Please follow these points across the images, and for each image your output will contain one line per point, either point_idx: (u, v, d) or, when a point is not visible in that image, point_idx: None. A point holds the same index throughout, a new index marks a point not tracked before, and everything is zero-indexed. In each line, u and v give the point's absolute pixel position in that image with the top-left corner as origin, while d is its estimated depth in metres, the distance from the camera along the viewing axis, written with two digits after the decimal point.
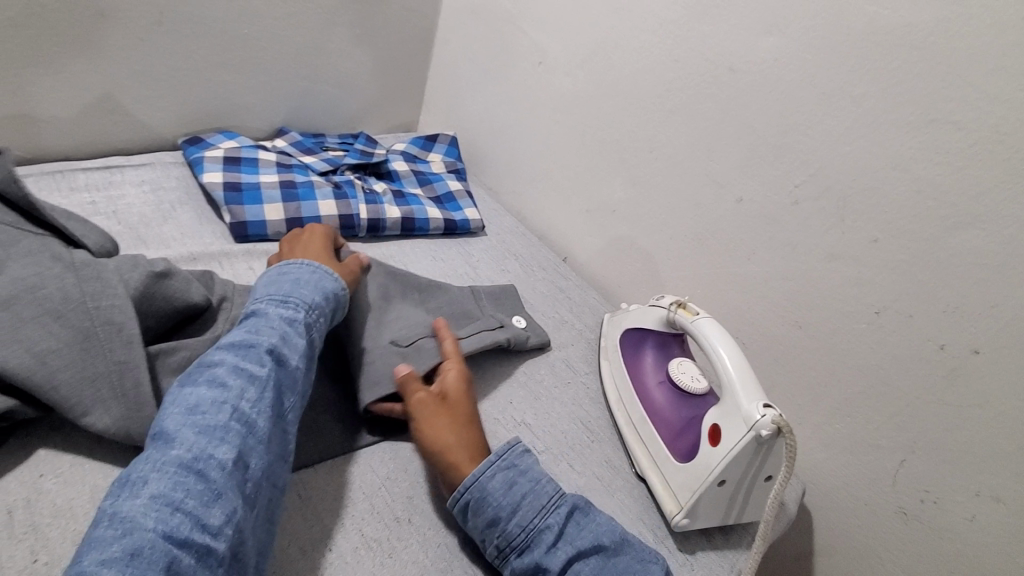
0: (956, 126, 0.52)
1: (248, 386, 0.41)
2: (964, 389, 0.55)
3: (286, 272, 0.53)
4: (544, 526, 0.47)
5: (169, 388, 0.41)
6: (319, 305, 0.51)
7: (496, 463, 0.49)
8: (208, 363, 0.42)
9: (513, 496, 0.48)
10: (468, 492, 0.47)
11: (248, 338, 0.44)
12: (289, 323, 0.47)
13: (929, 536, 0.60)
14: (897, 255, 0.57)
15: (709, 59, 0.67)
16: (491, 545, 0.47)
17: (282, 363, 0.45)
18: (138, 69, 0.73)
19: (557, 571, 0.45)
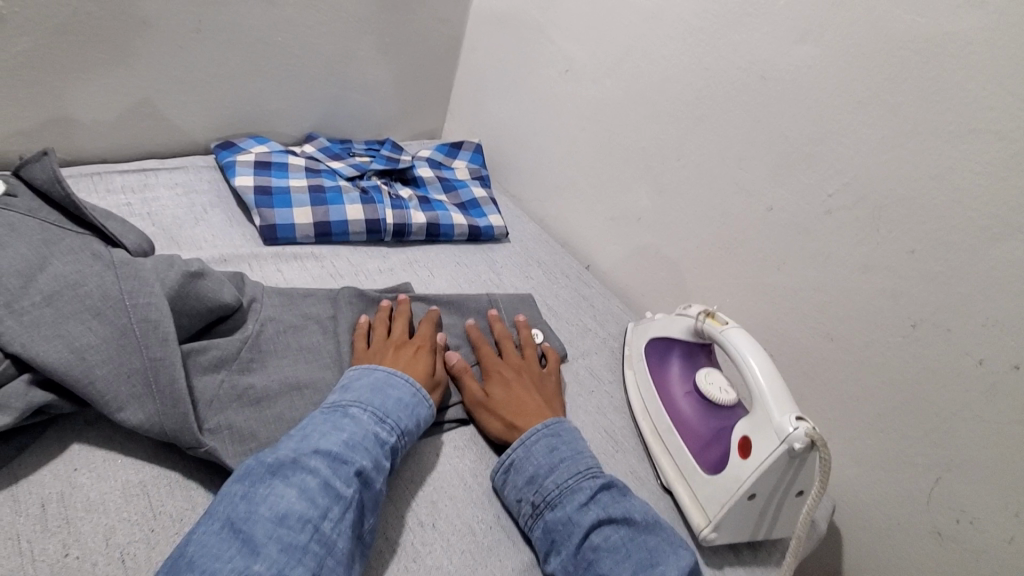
0: (1000, 135, 0.50)
1: (334, 506, 0.42)
2: (1006, 406, 0.53)
3: (392, 384, 0.53)
4: (577, 487, 0.51)
5: (259, 480, 0.42)
6: (410, 431, 0.51)
7: (541, 432, 0.55)
8: (304, 468, 0.43)
9: (553, 458, 0.53)
10: (514, 451, 0.54)
11: (344, 452, 0.45)
12: (381, 446, 0.48)
13: (968, 558, 0.58)
14: (935, 267, 0.55)
15: (741, 67, 0.66)
16: (527, 503, 0.51)
17: (367, 486, 0.45)
18: (176, 75, 0.76)
19: (586, 526, 0.48)
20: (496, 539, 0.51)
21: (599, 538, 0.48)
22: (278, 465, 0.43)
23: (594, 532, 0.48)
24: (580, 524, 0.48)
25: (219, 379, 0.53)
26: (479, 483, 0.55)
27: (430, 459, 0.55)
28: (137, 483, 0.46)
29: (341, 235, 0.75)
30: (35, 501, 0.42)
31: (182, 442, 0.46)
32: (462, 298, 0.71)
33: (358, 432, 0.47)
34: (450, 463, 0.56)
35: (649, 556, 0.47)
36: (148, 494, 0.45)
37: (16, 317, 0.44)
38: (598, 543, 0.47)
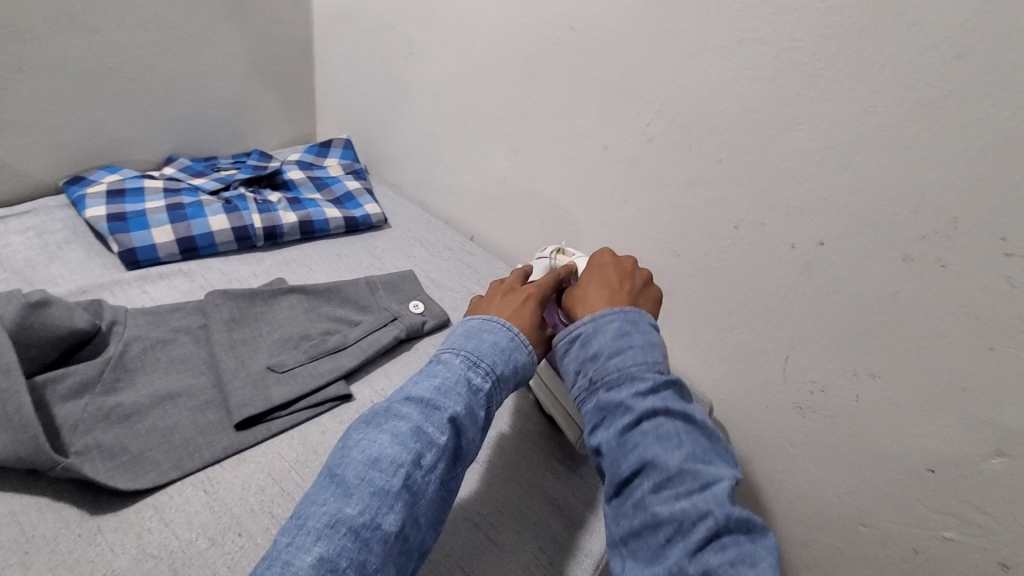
0: (761, 42, 0.56)
1: (426, 452, 0.45)
2: (820, 278, 0.60)
3: (488, 330, 0.55)
4: (640, 374, 0.49)
5: (359, 430, 0.46)
6: (506, 376, 0.53)
7: (619, 315, 0.53)
8: (397, 415, 0.47)
9: (621, 343, 0.51)
10: (582, 325, 0.54)
11: (436, 399, 0.48)
12: (473, 392, 0.50)
13: (824, 421, 0.66)
14: (740, 170, 0.62)
15: (552, 21, 0.70)
16: (585, 377, 0.51)
17: (459, 433, 0.48)
18: (5, 118, 0.73)
19: (641, 412, 0.47)
20: None
21: (652, 426, 0.47)
22: (374, 415, 0.47)
23: (648, 420, 0.47)
24: (635, 409, 0.47)
25: (81, 404, 0.52)
26: None
27: (316, 439, 0.57)
28: (6, 515, 0.46)
29: (209, 247, 0.75)
30: None
31: (40, 465, 0.46)
32: (340, 285, 0.73)
33: (451, 379, 0.50)
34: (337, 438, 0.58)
35: (700, 452, 0.46)
36: (17, 522, 0.45)
37: None
38: (649, 430, 0.46)
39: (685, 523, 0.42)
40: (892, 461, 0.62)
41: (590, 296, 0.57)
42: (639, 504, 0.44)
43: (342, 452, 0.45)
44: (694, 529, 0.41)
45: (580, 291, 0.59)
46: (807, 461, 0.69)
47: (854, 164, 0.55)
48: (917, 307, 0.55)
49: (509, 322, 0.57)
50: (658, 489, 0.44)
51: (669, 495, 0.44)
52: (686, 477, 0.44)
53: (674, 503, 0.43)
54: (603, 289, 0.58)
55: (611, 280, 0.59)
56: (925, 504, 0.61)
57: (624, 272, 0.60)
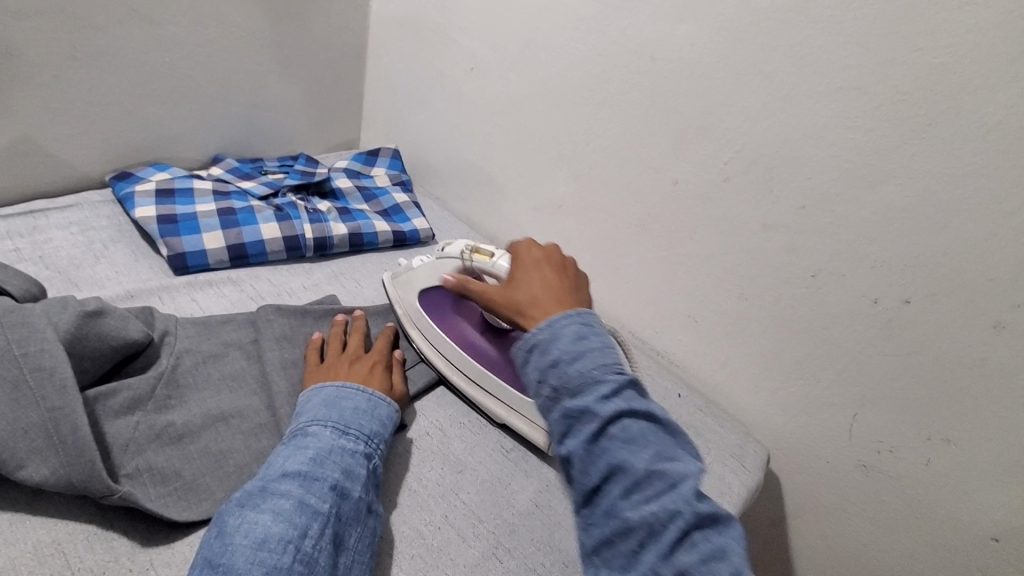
0: (862, 91, 0.54)
1: (311, 524, 0.42)
2: (900, 337, 0.58)
3: (345, 396, 0.54)
4: (603, 377, 0.44)
5: (232, 511, 0.42)
6: (377, 436, 0.53)
7: (574, 317, 0.48)
8: (275, 492, 0.43)
9: (580, 345, 0.46)
10: (538, 330, 0.48)
11: (314, 469, 0.46)
12: (350, 456, 0.49)
13: (888, 482, 0.63)
14: (825, 220, 0.60)
15: (632, 49, 0.68)
16: (547, 385, 0.45)
17: (343, 497, 0.46)
18: (55, 107, 0.70)
19: (607, 418, 0.42)
20: (446, 537, 0.51)
21: (618, 430, 0.42)
22: (249, 495, 0.43)
23: (614, 424, 0.42)
24: (600, 414, 0.42)
25: (132, 422, 0.49)
26: (424, 486, 0.55)
27: None
28: (51, 543, 0.43)
29: (258, 256, 0.73)
30: None
31: (93, 492, 0.43)
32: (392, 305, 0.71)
33: (324, 448, 0.48)
34: (394, 471, 0.55)
35: (668, 449, 0.43)
36: (63, 552, 0.42)
37: None
38: (615, 434, 0.42)
39: (657, 528, 0.39)
40: (956, 530, 0.60)
41: (536, 302, 0.53)
42: (608, 510, 0.41)
43: (216, 537, 0.41)
44: (666, 532, 0.39)
45: (522, 293, 0.55)
46: (864, 521, 0.67)
47: (951, 226, 0.53)
48: (1006, 377, 0.53)
49: (363, 385, 0.57)
50: (627, 494, 0.41)
51: (639, 500, 0.40)
52: (653, 480, 0.41)
53: (644, 508, 0.40)
54: (550, 292, 0.54)
55: (553, 282, 0.55)
56: (988, 575, 0.59)
57: (557, 267, 0.58)
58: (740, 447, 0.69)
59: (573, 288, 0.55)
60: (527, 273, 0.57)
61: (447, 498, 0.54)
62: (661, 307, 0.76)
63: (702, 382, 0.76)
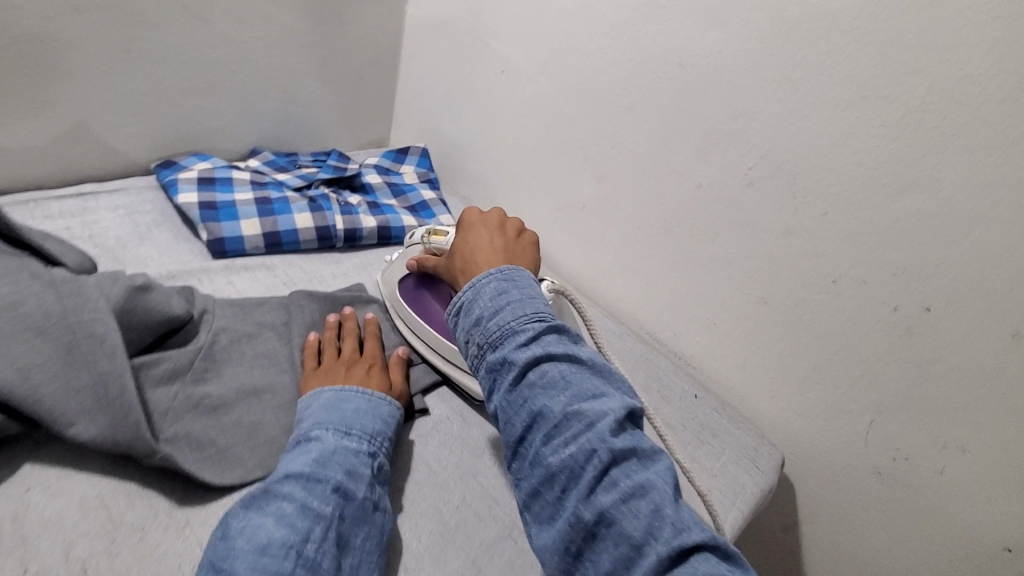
0: (887, 101, 0.55)
1: (313, 528, 0.43)
2: (920, 344, 0.59)
3: (346, 397, 0.54)
4: (519, 327, 0.45)
5: (238, 516, 0.43)
6: (381, 435, 0.53)
7: (495, 274, 0.49)
8: (278, 496, 0.45)
9: (499, 300, 0.47)
10: (463, 292, 0.49)
11: (316, 472, 0.47)
12: (352, 456, 0.49)
13: (904, 491, 0.63)
14: (847, 226, 0.60)
15: (661, 56, 0.70)
16: (472, 343, 0.47)
17: (347, 499, 0.46)
18: (109, 97, 0.74)
19: (523, 364, 0.43)
20: (463, 516, 0.52)
21: (537, 376, 0.43)
22: (254, 500, 0.44)
23: (532, 371, 0.43)
24: (515, 363, 0.43)
25: (172, 391, 0.52)
26: (443, 467, 0.57)
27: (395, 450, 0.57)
28: (96, 498, 0.45)
29: (292, 244, 0.76)
30: None
31: (137, 452, 0.46)
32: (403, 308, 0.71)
33: (326, 449, 0.49)
34: (415, 452, 0.57)
35: (590, 390, 0.43)
36: (106, 507, 0.45)
37: None
38: (533, 381, 0.43)
39: (576, 470, 0.40)
40: (971, 540, 0.60)
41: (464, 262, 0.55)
42: (533, 460, 0.42)
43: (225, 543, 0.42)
44: (585, 473, 0.39)
45: (460, 258, 0.57)
46: (878, 529, 0.67)
47: (973, 234, 0.53)
48: None
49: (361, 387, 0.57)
50: (547, 440, 0.41)
51: (558, 444, 0.41)
52: (571, 423, 0.41)
53: (564, 451, 0.40)
54: (477, 251, 0.55)
55: (484, 240, 0.56)
56: None
57: (493, 225, 0.59)
58: (755, 449, 0.70)
59: (507, 247, 0.56)
60: (463, 237, 0.59)
61: (464, 479, 0.56)
62: (679, 308, 0.77)
63: (718, 384, 0.77)
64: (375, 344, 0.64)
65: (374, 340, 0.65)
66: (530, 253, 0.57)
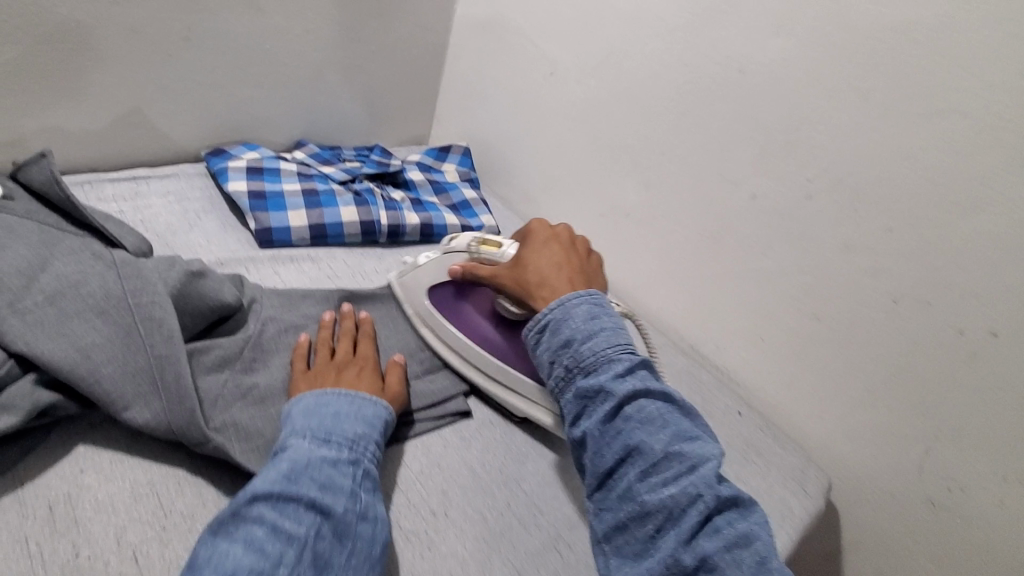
0: (962, 116, 0.54)
1: (286, 551, 0.39)
2: (985, 370, 0.56)
3: (326, 402, 0.50)
4: (615, 357, 0.48)
5: (204, 543, 0.39)
6: (363, 440, 0.49)
7: (585, 298, 0.52)
8: (246, 518, 0.40)
9: (592, 326, 0.50)
10: (551, 312, 0.52)
11: (289, 488, 0.43)
12: (331, 466, 0.45)
13: (958, 523, 0.61)
14: (912, 244, 0.58)
15: (721, 62, 0.68)
16: (561, 366, 0.50)
17: (324, 515, 0.42)
18: (165, 83, 0.75)
19: (621, 396, 0.46)
20: (508, 523, 0.51)
21: (634, 410, 0.46)
22: (220, 523, 0.40)
23: (628, 405, 0.46)
24: (614, 394, 0.47)
25: (222, 379, 0.52)
26: (487, 471, 0.56)
27: (439, 451, 0.56)
28: (146, 483, 0.45)
29: (337, 237, 0.76)
30: (42, 504, 0.42)
31: (189, 439, 0.46)
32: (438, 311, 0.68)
33: (301, 461, 0.45)
34: (459, 455, 0.56)
35: (684, 430, 0.46)
36: (157, 493, 0.45)
37: (19, 316, 0.44)
38: (631, 414, 0.46)
39: (675, 511, 0.42)
40: None
41: (549, 278, 0.56)
42: (626, 494, 0.44)
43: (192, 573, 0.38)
44: (685, 516, 0.41)
45: (533, 272, 0.57)
46: (927, 562, 0.64)
47: None
48: None
49: (349, 388, 0.53)
50: (644, 476, 0.44)
51: (656, 483, 0.43)
52: (671, 462, 0.44)
53: (662, 490, 0.43)
54: (562, 270, 0.57)
55: (563, 259, 0.58)
56: None
57: (566, 243, 0.60)
58: (801, 471, 0.68)
59: (584, 267, 0.59)
60: (535, 252, 0.59)
61: (508, 485, 0.55)
62: (725, 321, 0.76)
63: (763, 402, 0.75)
64: (369, 343, 0.60)
65: (368, 339, 0.61)
66: (598, 274, 0.60)
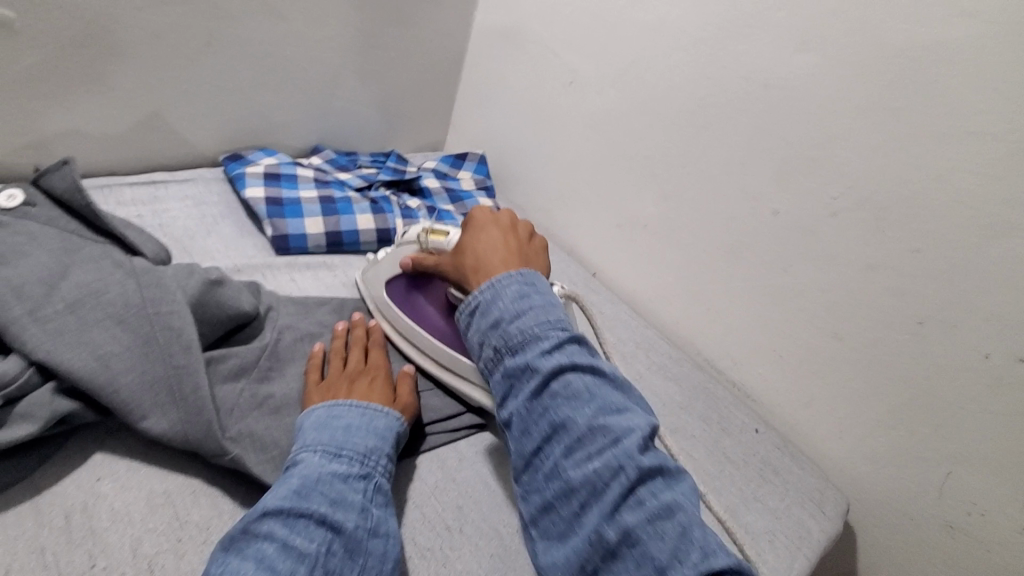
0: (994, 137, 0.52)
1: (297, 569, 0.39)
2: (1013, 397, 0.55)
3: (337, 415, 0.50)
4: (543, 334, 0.46)
5: (215, 560, 0.39)
6: (373, 454, 0.48)
7: (515, 277, 0.50)
8: (256, 535, 0.40)
9: (521, 304, 0.48)
10: (482, 293, 0.50)
11: (299, 503, 0.42)
12: (341, 481, 0.45)
13: (980, 551, 0.59)
14: (940, 266, 0.57)
15: (744, 76, 0.68)
16: (489, 346, 0.48)
17: (334, 532, 0.42)
18: (185, 88, 0.75)
19: (547, 372, 0.44)
20: (524, 541, 0.51)
21: (560, 386, 0.44)
22: (231, 539, 0.40)
23: (554, 381, 0.44)
24: (539, 371, 0.44)
25: (239, 388, 0.52)
26: (502, 486, 0.55)
27: (454, 465, 0.56)
28: (162, 493, 0.45)
29: (353, 245, 0.76)
30: (58, 514, 0.41)
31: (206, 450, 0.46)
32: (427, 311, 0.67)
33: (311, 475, 0.44)
34: (474, 469, 0.56)
35: (613, 404, 0.44)
36: (173, 504, 0.44)
37: (39, 325, 0.44)
38: (557, 390, 0.44)
39: (599, 486, 0.40)
40: None
41: (484, 260, 0.54)
42: (552, 472, 0.43)
43: None
44: (608, 490, 0.40)
45: (470, 256, 0.55)
46: None
47: None
48: None
49: (360, 399, 0.53)
50: (569, 453, 0.42)
51: (581, 458, 0.42)
52: (596, 436, 0.42)
53: (586, 466, 0.41)
54: (498, 251, 0.54)
55: (498, 241, 0.55)
56: None
57: (505, 226, 0.58)
58: (820, 492, 0.66)
59: (523, 250, 0.56)
60: (474, 236, 0.57)
61: None
62: (742, 337, 0.75)
63: (781, 420, 0.74)
64: (379, 352, 0.60)
65: (378, 347, 0.60)
66: (539, 257, 0.58)
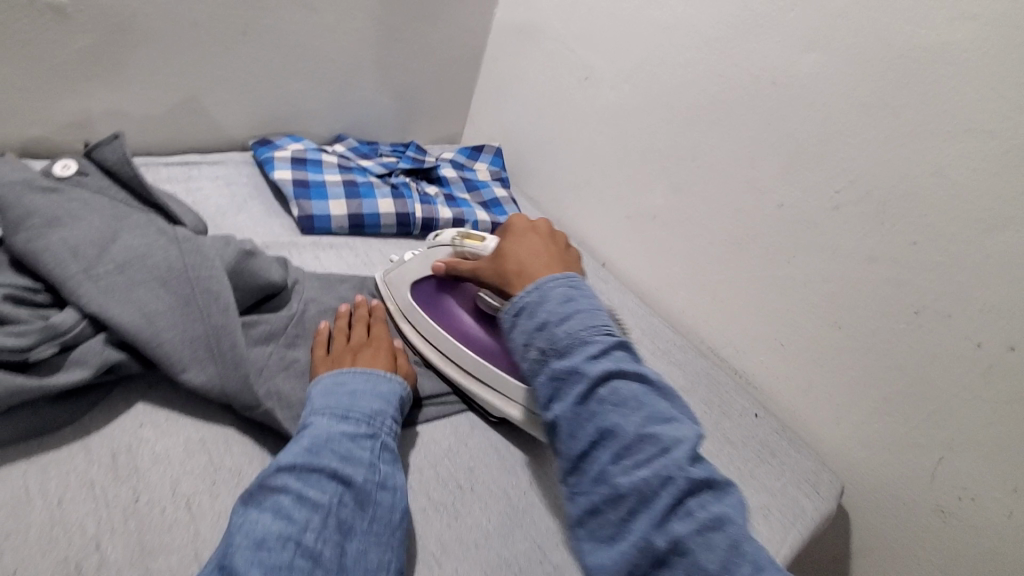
0: (990, 135, 0.55)
1: (311, 517, 0.42)
2: (1004, 385, 0.57)
3: (343, 381, 0.53)
4: (590, 338, 0.46)
5: (236, 512, 0.42)
6: (379, 417, 0.51)
7: (560, 281, 0.51)
8: (272, 489, 0.43)
9: (568, 307, 0.48)
10: (528, 295, 0.50)
11: (311, 460, 0.45)
12: (349, 440, 0.48)
13: (968, 534, 0.62)
14: (936, 258, 0.60)
15: (754, 74, 0.71)
16: (534, 348, 0.48)
17: (344, 485, 0.45)
18: (220, 75, 0.79)
19: (595, 376, 0.44)
20: (530, 502, 0.54)
21: (607, 391, 0.44)
22: (250, 493, 0.43)
23: (602, 385, 0.44)
24: (587, 375, 0.44)
25: (268, 351, 0.56)
26: (510, 453, 0.58)
27: (466, 432, 0.59)
28: (198, 441, 0.49)
29: (374, 227, 0.80)
30: (106, 453, 0.45)
31: (240, 403, 0.49)
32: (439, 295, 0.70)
33: (321, 436, 0.47)
34: (484, 436, 0.59)
35: (661, 412, 0.44)
36: (208, 450, 0.48)
37: (92, 282, 0.48)
38: (604, 395, 0.44)
39: (648, 493, 0.40)
40: None
41: (527, 263, 0.55)
42: (600, 477, 0.43)
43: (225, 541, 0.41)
44: (657, 498, 0.40)
45: (512, 260, 0.56)
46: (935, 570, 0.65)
47: None
48: None
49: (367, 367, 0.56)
50: (617, 459, 0.42)
51: (629, 465, 0.42)
52: (644, 444, 0.42)
53: (635, 472, 0.41)
54: (540, 256, 0.56)
55: (540, 246, 0.57)
56: None
57: (545, 235, 0.60)
58: (814, 474, 0.69)
59: (562, 256, 0.58)
60: (515, 241, 0.59)
61: (530, 467, 0.58)
62: (745, 326, 0.78)
63: (780, 406, 0.76)
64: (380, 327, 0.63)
65: (378, 323, 0.64)
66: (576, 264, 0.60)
